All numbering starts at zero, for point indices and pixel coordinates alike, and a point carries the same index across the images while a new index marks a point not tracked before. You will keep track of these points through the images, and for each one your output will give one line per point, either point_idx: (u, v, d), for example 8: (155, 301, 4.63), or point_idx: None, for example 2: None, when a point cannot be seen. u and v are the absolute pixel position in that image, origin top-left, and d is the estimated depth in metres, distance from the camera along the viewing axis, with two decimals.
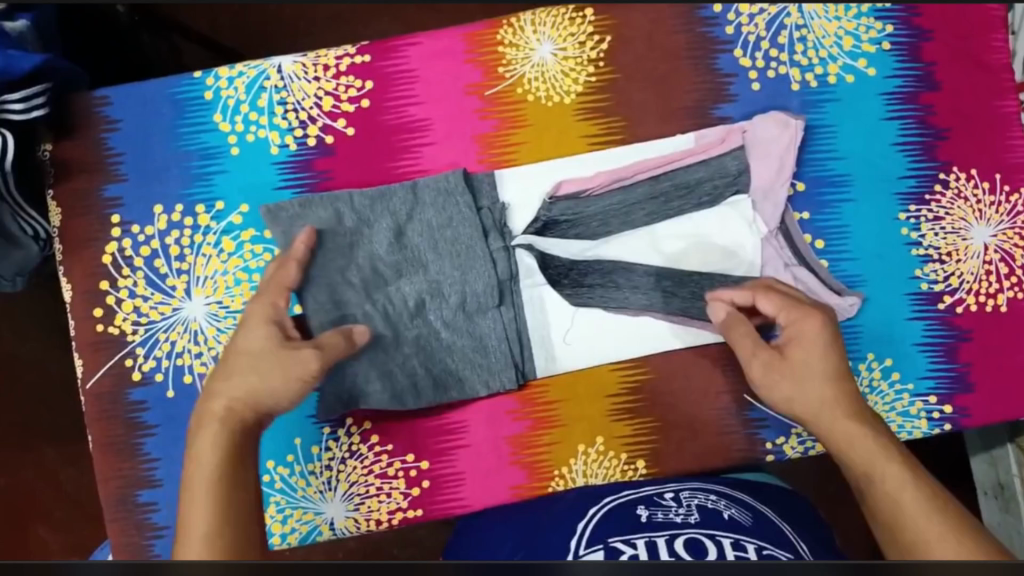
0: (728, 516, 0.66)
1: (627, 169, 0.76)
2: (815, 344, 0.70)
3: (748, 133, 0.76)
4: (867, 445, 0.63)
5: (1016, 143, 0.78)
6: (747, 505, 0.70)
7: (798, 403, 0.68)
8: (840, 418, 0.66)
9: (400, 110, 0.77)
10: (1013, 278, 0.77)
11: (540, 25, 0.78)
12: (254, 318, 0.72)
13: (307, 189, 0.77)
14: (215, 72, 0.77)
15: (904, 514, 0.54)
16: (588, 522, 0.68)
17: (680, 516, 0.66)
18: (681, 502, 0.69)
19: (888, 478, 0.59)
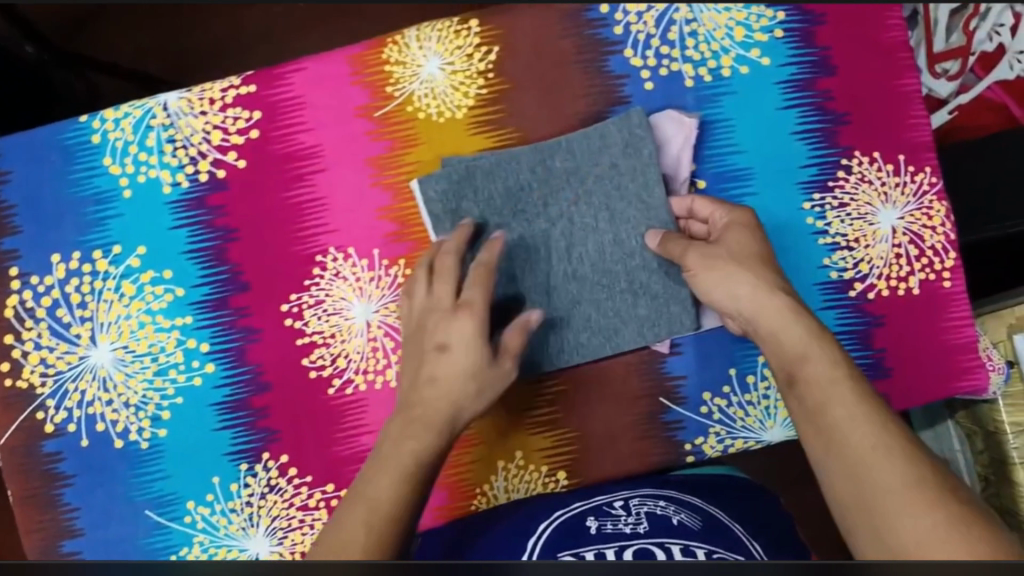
0: (676, 520, 0.64)
1: (527, 174, 0.74)
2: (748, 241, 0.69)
3: (636, 123, 0.74)
4: (794, 337, 0.64)
5: (918, 121, 0.76)
6: (695, 506, 0.68)
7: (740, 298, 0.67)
8: (776, 309, 0.65)
9: (290, 138, 0.76)
10: (924, 260, 0.76)
11: (426, 40, 0.76)
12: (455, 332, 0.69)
13: (202, 226, 0.76)
14: (101, 114, 0.76)
15: (836, 433, 0.57)
16: (539, 535, 0.65)
17: (629, 526, 0.64)
18: (630, 511, 0.67)
19: (820, 365, 0.61)
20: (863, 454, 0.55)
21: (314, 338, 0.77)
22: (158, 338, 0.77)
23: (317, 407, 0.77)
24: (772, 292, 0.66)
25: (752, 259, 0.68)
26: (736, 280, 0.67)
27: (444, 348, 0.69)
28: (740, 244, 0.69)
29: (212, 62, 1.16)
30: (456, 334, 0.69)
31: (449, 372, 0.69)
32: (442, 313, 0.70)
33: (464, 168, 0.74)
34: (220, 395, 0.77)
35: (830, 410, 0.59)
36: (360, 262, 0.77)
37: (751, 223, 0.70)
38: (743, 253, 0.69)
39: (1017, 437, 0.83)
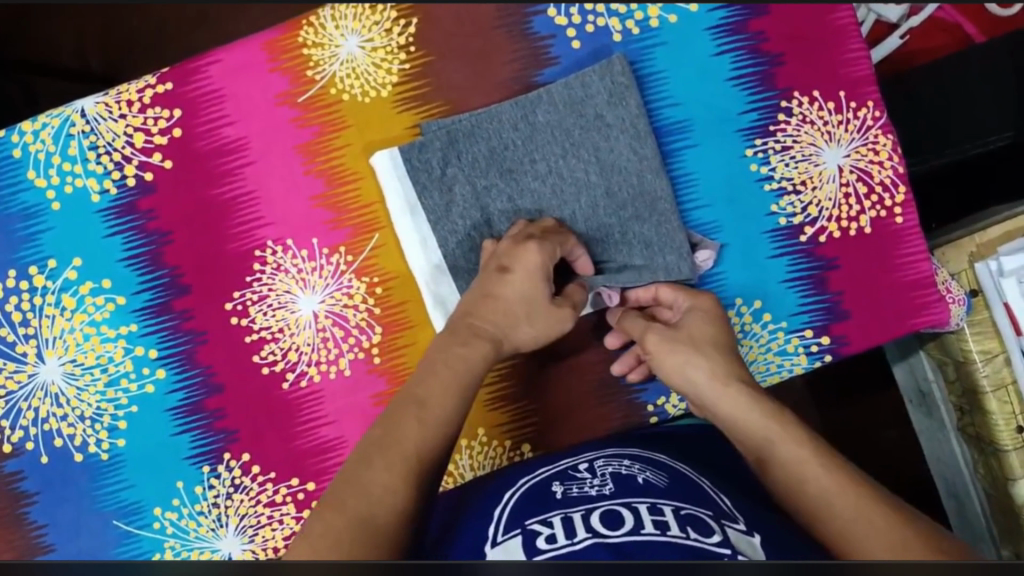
0: (642, 479, 0.60)
1: (510, 138, 0.73)
2: (703, 331, 0.70)
3: (609, 76, 0.72)
4: (755, 419, 0.64)
5: (856, 55, 0.74)
6: (661, 465, 0.65)
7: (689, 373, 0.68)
8: (731, 390, 0.66)
9: (214, 133, 0.75)
10: (874, 197, 0.75)
11: (342, 18, 0.74)
12: (531, 263, 0.68)
13: (135, 231, 0.75)
14: (19, 127, 0.75)
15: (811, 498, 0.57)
16: (505, 506, 0.60)
17: (595, 488, 0.60)
18: (596, 472, 0.63)
19: (788, 449, 0.61)
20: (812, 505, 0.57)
21: (262, 333, 0.75)
22: (105, 349, 0.76)
23: (274, 404, 0.76)
24: (728, 382, 0.67)
25: (713, 346, 0.69)
26: (693, 367, 0.68)
27: (506, 271, 0.69)
28: (697, 332, 0.70)
29: (164, 48, 1.16)
30: (518, 258, 0.69)
31: (507, 304, 0.69)
32: (513, 245, 0.70)
33: (444, 133, 0.72)
34: (174, 400, 0.76)
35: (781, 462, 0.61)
36: (299, 254, 0.75)
37: (710, 310, 0.71)
38: (703, 338, 0.69)
39: (986, 364, 0.81)
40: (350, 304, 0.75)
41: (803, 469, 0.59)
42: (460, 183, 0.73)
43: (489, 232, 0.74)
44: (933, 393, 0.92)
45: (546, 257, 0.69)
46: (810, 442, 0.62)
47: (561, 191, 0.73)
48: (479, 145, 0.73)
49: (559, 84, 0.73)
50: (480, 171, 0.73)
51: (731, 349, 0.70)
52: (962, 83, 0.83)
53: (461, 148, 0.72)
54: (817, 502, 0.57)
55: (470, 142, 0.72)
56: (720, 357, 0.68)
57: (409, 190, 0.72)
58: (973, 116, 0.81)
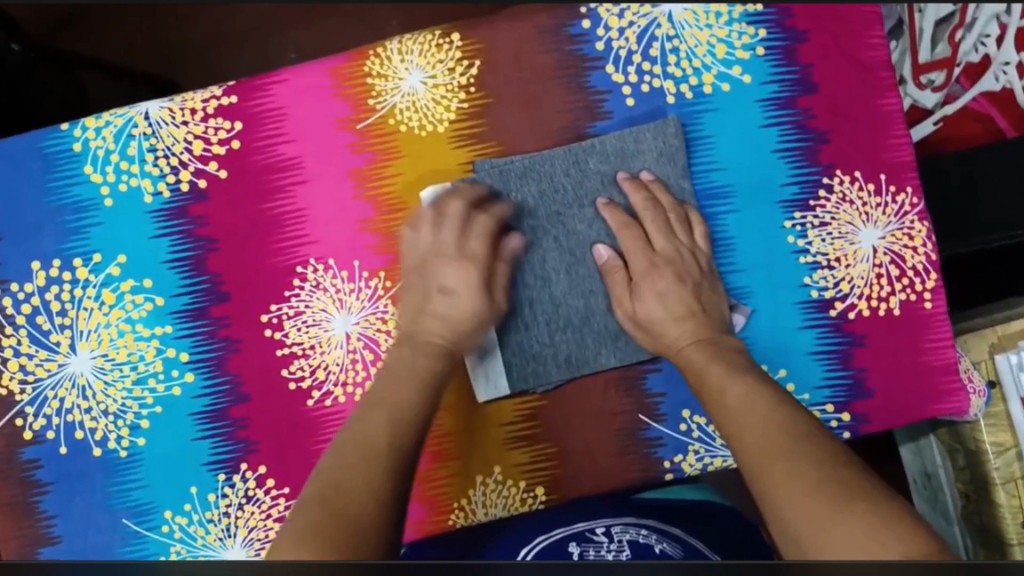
0: (659, 550, 0.65)
1: (562, 183, 0.75)
2: (657, 294, 0.75)
3: (661, 138, 0.75)
4: (719, 371, 0.70)
5: (899, 141, 0.76)
6: (677, 538, 0.68)
7: (664, 326, 0.74)
8: (702, 360, 0.71)
9: (271, 149, 0.76)
10: (905, 280, 0.76)
11: (407, 53, 0.77)
12: (466, 286, 0.75)
13: (182, 235, 0.77)
14: (82, 123, 0.77)
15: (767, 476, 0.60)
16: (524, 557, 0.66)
17: (611, 553, 0.65)
18: (612, 537, 0.68)
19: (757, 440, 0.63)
20: (762, 463, 0.61)
21: (294, 349, 0.77)
22: (137, 347, 0.77)
23: (297, 419, 0.77)
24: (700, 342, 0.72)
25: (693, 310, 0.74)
26: (673, 319, 0.74)
27: (443, 292, 0.75)
28: (656, 290, 0.74)
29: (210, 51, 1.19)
30: (461, 282, 0.75)
31: (457, 318, 0.74)
32: (449, 258, 0.75)
33: (499, 170, 0.75)
34: (199, 405, 0.77)
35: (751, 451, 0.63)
36: (339, 274, 0.77)
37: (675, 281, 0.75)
38: (655, 310, 0.74)
39: (998, 457, 0.83)
40: (383, 329, 0.77)
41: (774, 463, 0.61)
42: (506, 217, 0.76)
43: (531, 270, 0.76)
44: (940, 476, 0.93)
45: (469, 290, 0.74)
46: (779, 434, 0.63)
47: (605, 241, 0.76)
48: (532, 187, 0.75)
49: (612, 134, 0.76)
50: (527, 207, 0.75)
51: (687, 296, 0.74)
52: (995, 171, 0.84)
53: (514, 185, 0.75)
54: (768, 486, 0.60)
55: (523, 179, 0.75)
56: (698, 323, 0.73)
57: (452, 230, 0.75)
58: (1007, 202, 0.83)
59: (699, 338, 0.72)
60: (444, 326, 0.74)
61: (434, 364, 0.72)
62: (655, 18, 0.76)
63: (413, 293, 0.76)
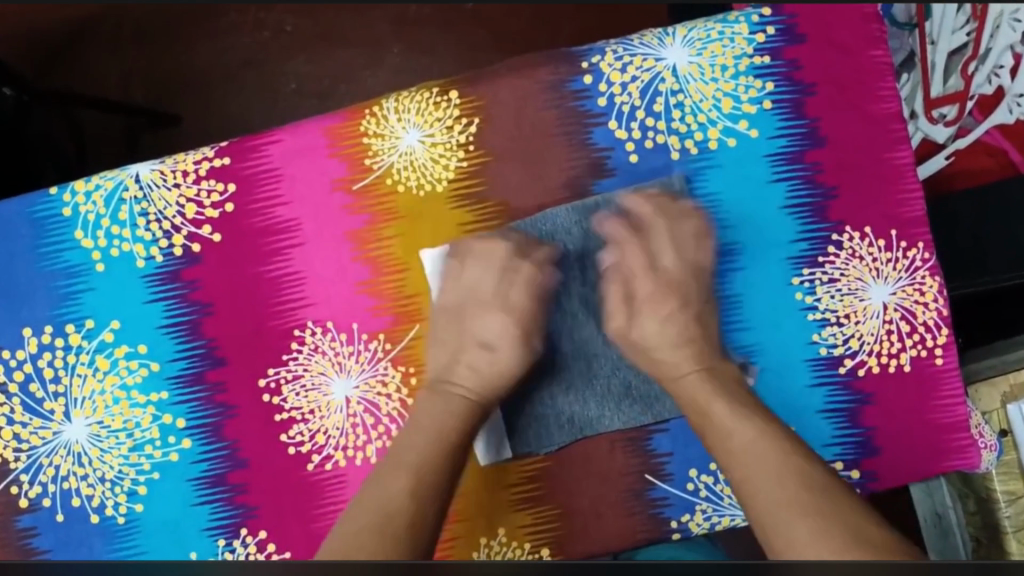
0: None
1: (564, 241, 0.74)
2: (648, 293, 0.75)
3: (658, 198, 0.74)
4: (692, 380, 0.72)
5: (910, 195, 0.74)
6: None
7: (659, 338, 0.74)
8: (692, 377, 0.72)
9: (266, 212, 0.75)
10: (916, 337, 0.74)
11: (404, 111, 0.75)
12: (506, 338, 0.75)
13: (177, 300, 0.75)
14: (72, 186, 0.75)
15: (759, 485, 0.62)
16: None
17: None
18: None
19: (742, 438, 0.66)
20: (774, 509, 0.59)
21: (292, 414, 0.75)
22: (133, 414, 0.75)
23: (296, 485, 0.75)
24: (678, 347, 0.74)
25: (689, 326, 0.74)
26: (660, 317, 0.74)
27: (489, 348, 0.74)
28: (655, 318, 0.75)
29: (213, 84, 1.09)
30: (500, 338, 0.75)
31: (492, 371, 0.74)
32: (479, 304, 0.75)
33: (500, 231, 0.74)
34: (197, 471, 0.75)
35: (739, 456, 0.65)
36: (338, 337, 0.75)
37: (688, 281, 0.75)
38: (647, 343, 0.74)
39: (1010, 505, 0.81)
40: (384, 392, 0.75)
41: (756, 465, 0.63)
42: (507, 275, 0.74)
43: (533, 330, 0.74)
44: (953, 518, 0.83)
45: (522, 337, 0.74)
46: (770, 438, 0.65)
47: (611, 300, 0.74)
48: (534, 245, 0.74)
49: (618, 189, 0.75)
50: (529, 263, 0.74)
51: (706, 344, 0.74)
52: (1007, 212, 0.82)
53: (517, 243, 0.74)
54: (758, 494, 0.61)
55: (528, 235, 0.74)
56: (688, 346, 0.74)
57: (466, 313, 0.75)
58: None
59: (698, 366, 0.73)
60: (475, 376, 0.73)
61: (448, 418, 0.70)
62: (659, 73, 0.74)
63: (447, 336, 0.75)
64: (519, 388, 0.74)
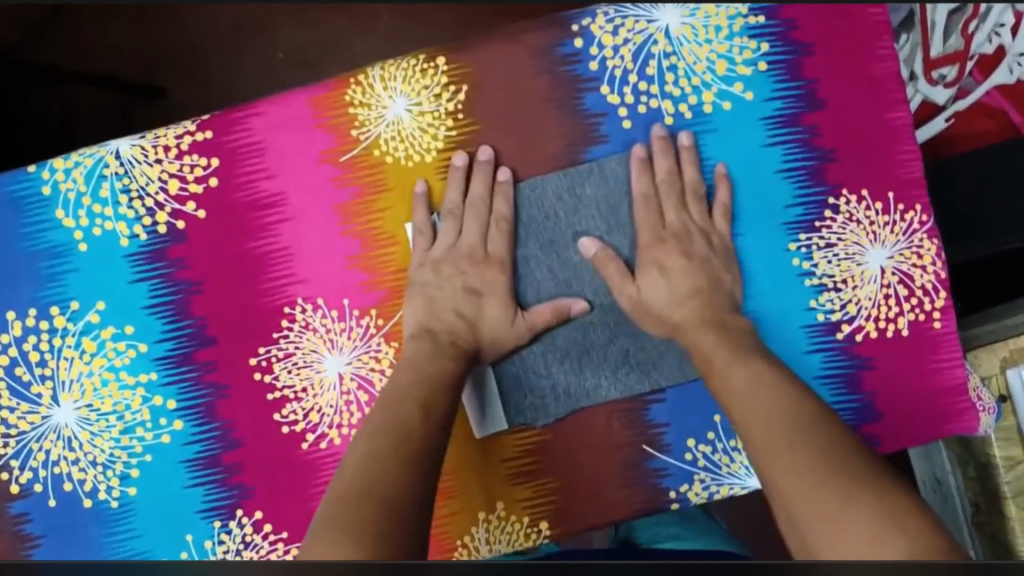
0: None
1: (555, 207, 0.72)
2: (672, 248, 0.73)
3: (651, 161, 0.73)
4: (701, 331, 0.71)
5: (908, 157, 0.73)
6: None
7: (677, 288, 0.72)
8: (697, 330, 0.71)
9: (252, 185, 0.73)
10: (914, 300, 0.74)
11: (391, 79, 0.73)
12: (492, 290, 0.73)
13: (163, 279, 0.73)
14: (51, 165, 0.73)
15: (793, 497, 0.62)
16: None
17: None
18: None
19: (768, 428, 0.66)
20: (791, 490, 0.62)
21: (284, 392, 0.74)
22: (122, 396, 0.74)
23: (291, 464, 0.74)
24: (688, 298, 0.72)
25: (700, 277, 0.73)
26: (675, 273, 0.72)
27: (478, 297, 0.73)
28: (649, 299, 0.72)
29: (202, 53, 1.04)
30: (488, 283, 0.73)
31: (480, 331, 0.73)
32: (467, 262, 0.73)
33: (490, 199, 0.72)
34: (190, 452, 0.74)
35: (775, 475, 0.64)
36: (329, 313, 0.73)
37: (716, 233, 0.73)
38: (662, 296, 0.72)
39: (1009, 471, 0.81)
40: (377, 368, 0.74)
41: (798, 479, 0.62)
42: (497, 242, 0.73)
43: (527, 300, 0.73)
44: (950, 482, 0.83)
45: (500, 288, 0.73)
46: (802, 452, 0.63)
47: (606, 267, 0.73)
48: (523, 213, 0.73)
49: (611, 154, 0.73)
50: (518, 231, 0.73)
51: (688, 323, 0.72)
52: (1011, 171, 0.80)
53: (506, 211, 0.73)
54: (779, 485, 0.63)
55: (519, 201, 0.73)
56: (695, 299, 0.72)
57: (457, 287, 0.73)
58: None
59: (709, 324, 0.72)
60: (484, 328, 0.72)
61: (445, 363, 0.71)
62: (652, 35, 0.73)
63: (438, 296, 0.73)
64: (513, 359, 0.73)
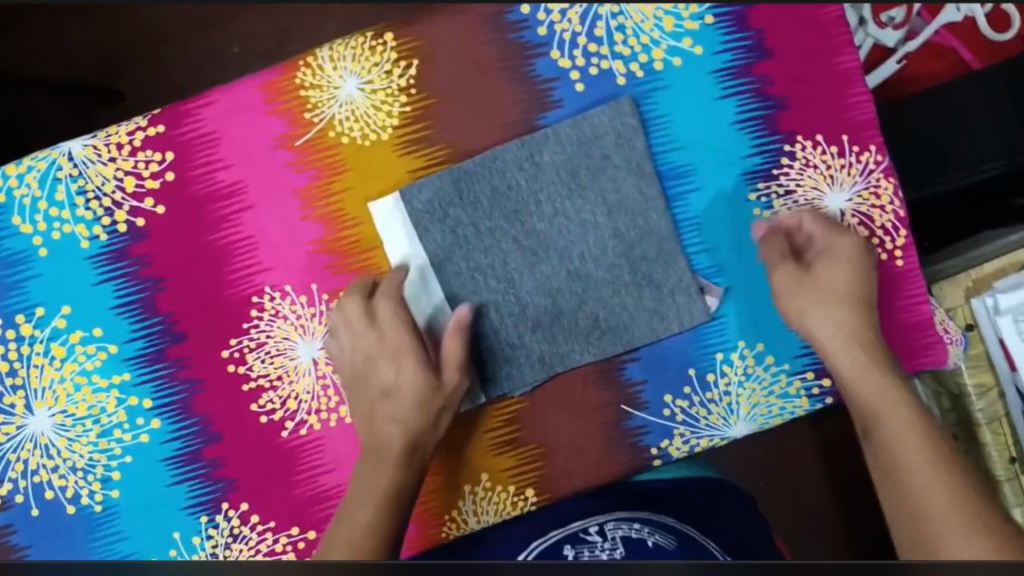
0: (651, 543, 0.58)
1: (517, 178, 0.72)
2: (845, 266, 0.70)
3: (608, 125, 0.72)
4: (872, 380, 0.67)
5: (858, 99, 0.74)
6: (672, 528, 0.62)
7: (813, 315, 0.70)
8: (866, 365, 0.68)
9: (209, 177, 0.73)
10: (876, 240, 0.74)
11: (340, 59, 0.73)
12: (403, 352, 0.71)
13: (127, 278, 0.73)
14: (3, 171, 0.72)
15: (901, 464, 0.62)
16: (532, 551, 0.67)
17: (605, 553, 0.60)
18: (606, 534, 0.63)
19: (898, 425, 0.64)
20: (894, 435, 0.64)
21: (260, 381, 0.74)
22: (97, 400, 0.73)
23: (273, 453, 0.74)
24: (839, 305, 0.70)
25: (849, 299, 0.70)
26: (839, 314, 0.69)
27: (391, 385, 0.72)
28: (834, 281, 0.70)
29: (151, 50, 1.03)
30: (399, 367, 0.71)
31: (402, 400, 0.70)
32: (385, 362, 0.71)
33: (449, 173, 0.72)
34: (170, 450, 0.74)
35: (887, 430, 0.65)
36: (298, 299, 0.73)
37: (852, 256, 0.70)
38: (842, 330, 0.69)
39: (981, 398, 0.82)
40: None
41: (905, 448, 0.63)
42: (460, 216, 0.72)
43: (495, 272, 0.73)
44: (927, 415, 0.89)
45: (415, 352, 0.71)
46: (921, 423, 0.64)
47: (570, 233, 0.73)
48: (483, 186, 0.72)
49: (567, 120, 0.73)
50: (481, 204, 0.73)
51: (866, 299, 0.70)
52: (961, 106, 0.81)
53: (467, 185, 0.72)
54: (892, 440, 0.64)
55: (479, 172, 0.72)
56: (852, 307, 0.70)
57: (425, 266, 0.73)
58: (977, 137, 0.80)
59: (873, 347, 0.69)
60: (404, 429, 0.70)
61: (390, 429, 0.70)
62: None
63: (357, 359, 0.72)
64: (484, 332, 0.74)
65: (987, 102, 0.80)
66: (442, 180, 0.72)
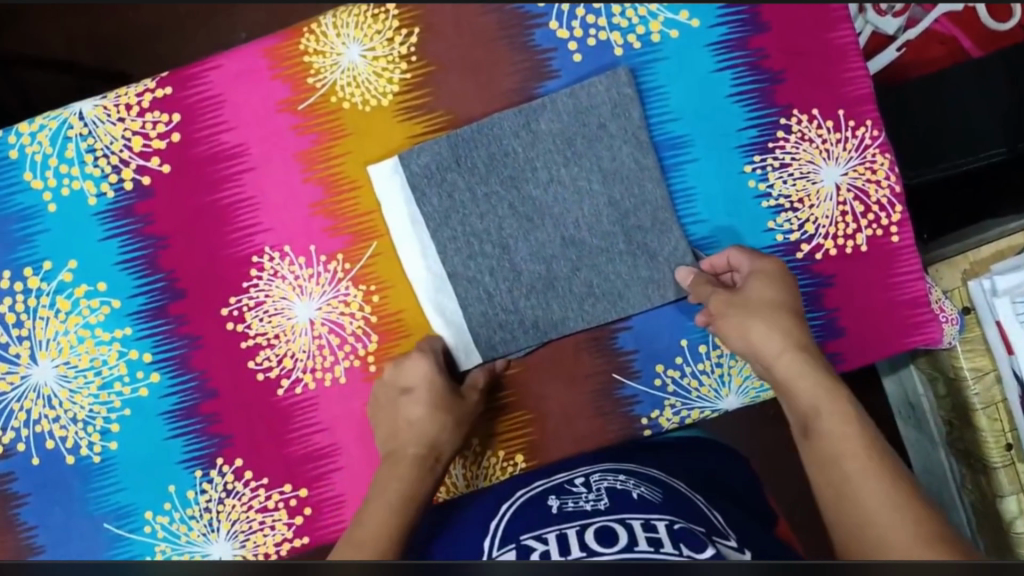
0: (637, 495, 0.60)
1: (514, 145, 0.74)
2: (771, 287, 0.70)
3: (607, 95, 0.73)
4: (808, 385, 0.67)
5: (856, 74, 0.74)
6: (658, 482, 0.65)
7: (753, 336, 0.69)
8: (787, 355, 0.68)
9: (213, 138, 0.75)
10: (871, 215, 0.75)
11: (343, 27, 0.74)
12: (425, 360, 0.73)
13: (131, 235, 0.75)
14: (16, 129, 0.74)
15: (841, 461, 0.61)
16: (512, 503, 0.65)
17: (589, 503, 0.60)
18: (590, 486, 0.64)
19: (831, 419, 0.64)
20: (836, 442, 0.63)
21: (258, 339, 0.75)
22: (99, 352, 0.75)
23: (268, 410, 0.76)
24: (777, 311, 0.69)
25: (772, 310, 0.69)
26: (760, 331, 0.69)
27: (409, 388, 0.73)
28: (764, 298, 0.70)
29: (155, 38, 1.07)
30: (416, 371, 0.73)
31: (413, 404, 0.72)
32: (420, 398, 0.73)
33: (447, 139, 0.73)
34: (168, 404, 0.76)
35: (822, 433, 0.64)
36: (297, 260, 0.75)
37: (775, 273, 0.71)
38: (760, 341, 0.69)
39: (977, 382, 0.81)
40: (347, 312, 0.75)
41: (842, 443, 0.63)
42: (458, 179, 0.74)
43: (491, 237, 0.74)
44: (922, 405, 0.90)
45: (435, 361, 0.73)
46: (857, 419, 0.64)
47: (565, 199, 0.74)
48: (481, 151, 0.74)
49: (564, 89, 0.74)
50: (479, 170, 0.74)
51: (793, 311, 0.70)
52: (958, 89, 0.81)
53: (464, 151, 0.73)
54: (829, 444, 0.63)
55: (476, 138, 0.73)
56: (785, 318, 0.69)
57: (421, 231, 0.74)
58: (973, 120, 0.80)
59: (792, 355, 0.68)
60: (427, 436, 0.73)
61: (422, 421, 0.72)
62: None
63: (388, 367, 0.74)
64: (478, 294, 0.74)
65: (983, 86, 0.80)
66: (442, 144, 0.73)
